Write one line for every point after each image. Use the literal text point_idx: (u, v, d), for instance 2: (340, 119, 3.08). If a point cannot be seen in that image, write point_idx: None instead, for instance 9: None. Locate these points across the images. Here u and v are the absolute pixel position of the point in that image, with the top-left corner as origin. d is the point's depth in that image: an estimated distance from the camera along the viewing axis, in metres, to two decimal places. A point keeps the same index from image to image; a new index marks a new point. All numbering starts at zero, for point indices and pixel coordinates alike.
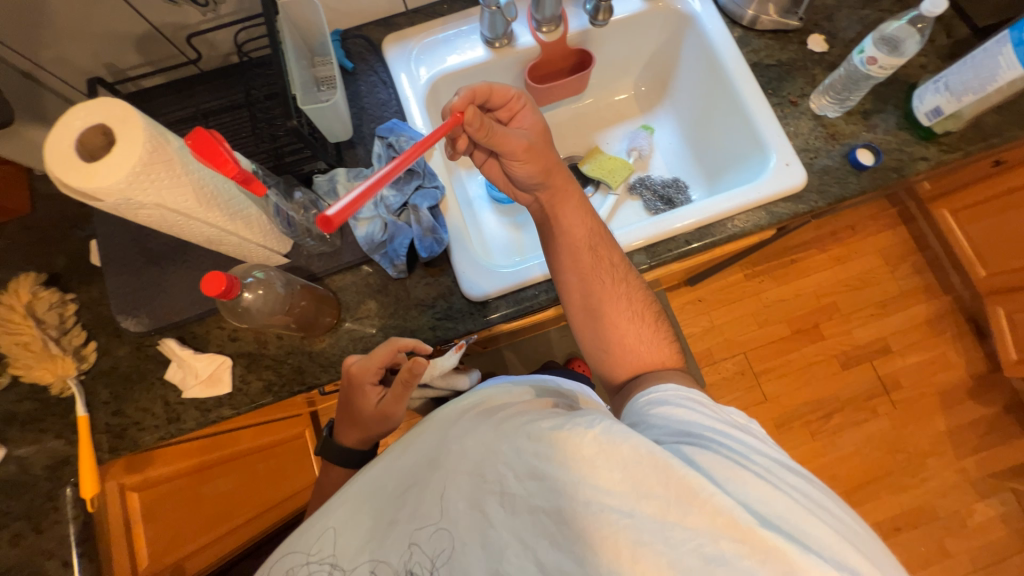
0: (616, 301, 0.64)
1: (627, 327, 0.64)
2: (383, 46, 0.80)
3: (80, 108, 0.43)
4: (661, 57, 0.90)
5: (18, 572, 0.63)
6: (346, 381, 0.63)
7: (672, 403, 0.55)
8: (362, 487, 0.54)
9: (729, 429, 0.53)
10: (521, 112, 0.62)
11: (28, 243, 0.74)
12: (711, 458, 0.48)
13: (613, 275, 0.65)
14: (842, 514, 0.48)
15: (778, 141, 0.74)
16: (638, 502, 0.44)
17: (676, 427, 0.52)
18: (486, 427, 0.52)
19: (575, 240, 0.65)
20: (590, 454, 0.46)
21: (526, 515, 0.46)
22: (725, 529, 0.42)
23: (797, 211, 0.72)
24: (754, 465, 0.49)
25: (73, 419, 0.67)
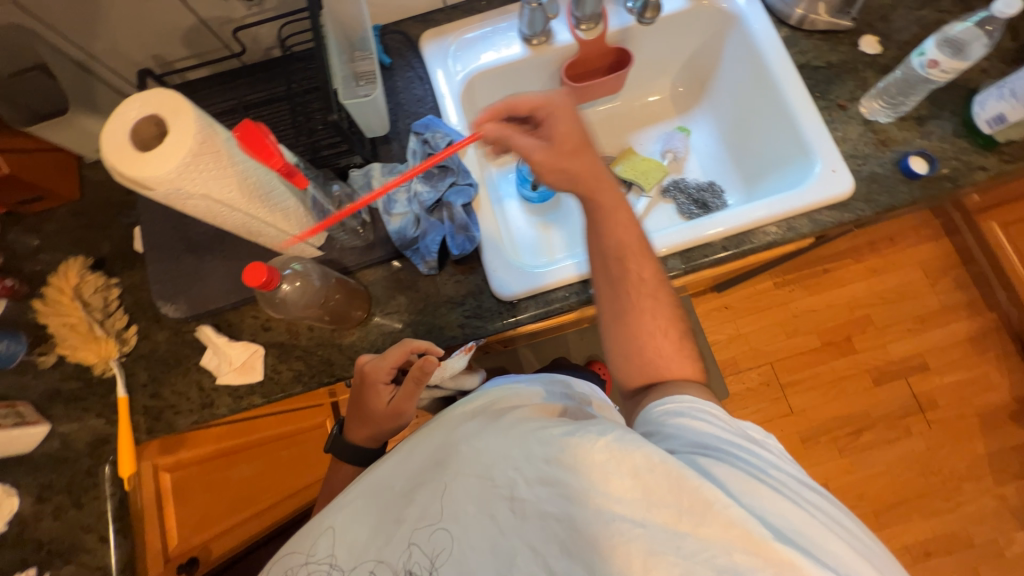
0: (651, 308, 0.58)
1: (659, 336, 0.58)
2: (420, 42, 0.80)
3: (135, 99, 0.45)
4: (701, 57, 0.88)
5: (58, 543, 0.66)
6: (358, 379, 0.64)
7: (689, 415, 0.52)
8: (365, 485, 0.53)
9: (747, 442, 0.50)
10: (550, 118, 0.60)
11: (77, 228, 0.77)
12: (729, 471, 0.46)
13: (646, 278, 0.59)
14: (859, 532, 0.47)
15: (828, 151, 0.71)
16: (648, 511, 0.43)
17: (691, 438, 0.50)
18: (494, 430, 0.50)
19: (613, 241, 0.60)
20: (601, 462, 0.44)
21: (534, 519, 0.45)
22: (740, 544, 0.41)
23: (843, 220, 0.69)
24: (770, 478, 0.47)
25: (113, 399, 0.70)
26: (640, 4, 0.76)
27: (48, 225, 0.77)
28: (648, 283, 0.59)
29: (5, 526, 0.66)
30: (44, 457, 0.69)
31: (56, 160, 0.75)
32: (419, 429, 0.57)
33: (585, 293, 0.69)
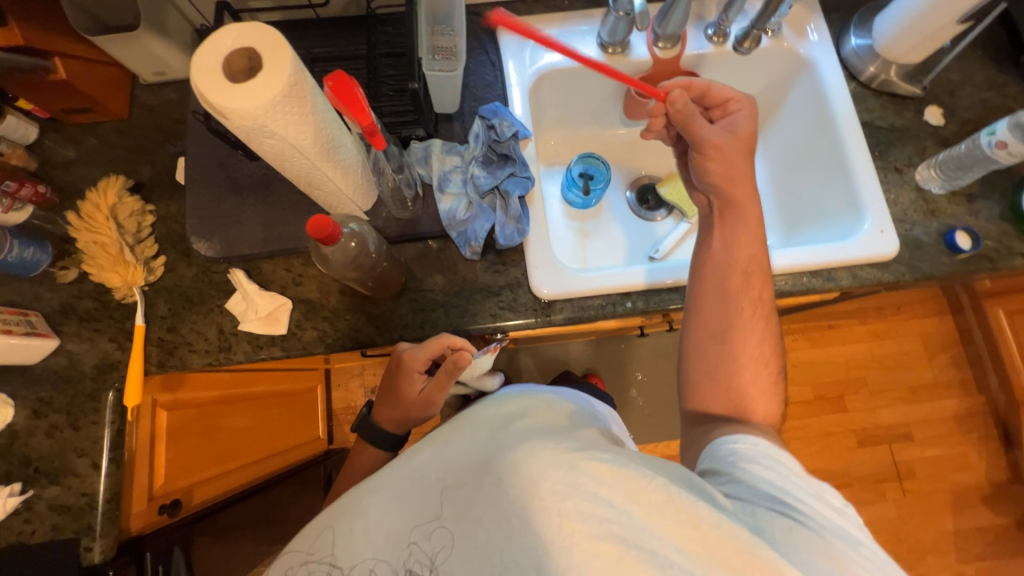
0: (764, 334, 0.60)
1: (761, 368, 0.59)
2: (498, 28, 0.80)
3: (233, 28, 0.44)
4: (764, 97, 0.89)
5: (47, 463, 0.64)
6: (394, 364, 0.64)
7: (743, 464, 0.51)
8: (396, 477, 0.53)
9: (809, 495, 0.48)
10: (735, 113, 0.64)
11: (120, 148, 0.75)
12: (788, 526, 0.45)
13: (758, 302, 0.60)
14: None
15: (881, 219, 0.71)
16: (704, 557, 0.42)
17: (749, 492, 0.49)
18: (548, 442, 0.47)
19: (737, 260, 0.61)
20: (660, 502, 0.44)
21: (585, 552, 0.42)
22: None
23: (883, 279, 0.70)
24: (834, 539, 0.45)
25: (129, 326, 0.68)
26: (741, 34, 0.78)
27: (89, 140, 0.75)
28: (766, 316, 0.60)
29: None
30: (48, 372, 0.67)
31: (113, 76, 0.73)
32: (449, 427, 0.59)
33: (622, 306, 0.69)
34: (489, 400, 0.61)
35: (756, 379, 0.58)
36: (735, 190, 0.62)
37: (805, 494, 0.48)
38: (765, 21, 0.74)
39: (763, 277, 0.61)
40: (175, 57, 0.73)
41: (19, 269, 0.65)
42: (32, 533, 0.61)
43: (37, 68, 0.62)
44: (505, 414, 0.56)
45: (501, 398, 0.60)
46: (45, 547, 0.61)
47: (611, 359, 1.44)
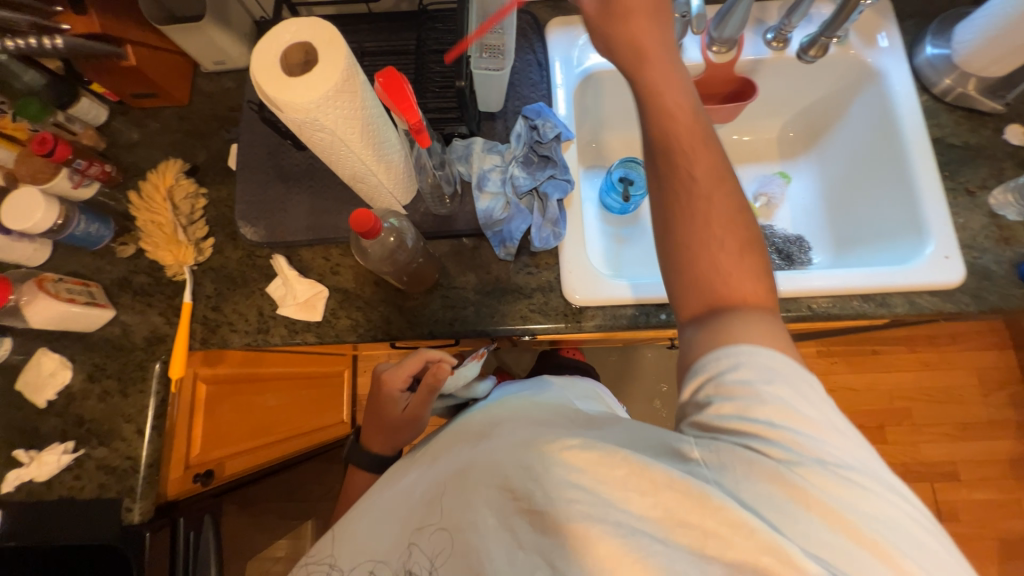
0: (720, 200, 0.46)
1: (725, 243, 0.45)
2: (547, 27, 0.79)
3: (291, 23, 0.45)
4: (822, 106, 0.84)
5: (98, 424, 0.68)
6: (375, 386, 0.66)
7: (707, 389, 0.41)
8: (386, 494, 0.53)
9: (782, 420, 0.38)
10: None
11: (179, 133, 0.79)
12: (753, 463, 0.37)
13: (707, 167, 0.47)
14: (934, 537, 0.36)
15: (943, 234, 0.67)
16: (669, 530, 0.37)
17: (719, 427, 0.39)
18: (514, 439, 0.46)
19: (669, 124, 0.48)
20: (620, 475, 0.39)
21: (552, 539, 0.39)
22: (771, 570, 0.33)
23: (945, 308, 0.65)
24: (822, 470, 0.36)
25: (177, 303, 0.72)
26: (808, 42, 0.74)
27: (152, 123, 0.80)
28: (719, 182, 0.47)
29: (54, 395, 0.69)
30: (103, 340, 0.71)
31: (177, 63, 0.77)
32: (441, 440, 0.56)
33: (656, 318, 0.67)
34: (486, 406, 0.59)
35: (723, 260, 0.44)
36: (636, 57, 0.50)
37: (785, 413, 0.38)
38: (835, 29, 0.69)
39: (704, 136, 0.48)
40: (235, 46, 0.76)
41: (84, 242, 0.70)
42: (81, 489, 0.66)
43: (110, 54, 0.66)
44: (494, 418, 0.54)
45: (495, 402, 0.59)
46: (91, 502, 0.65)
47: (637, 368, 1.41)
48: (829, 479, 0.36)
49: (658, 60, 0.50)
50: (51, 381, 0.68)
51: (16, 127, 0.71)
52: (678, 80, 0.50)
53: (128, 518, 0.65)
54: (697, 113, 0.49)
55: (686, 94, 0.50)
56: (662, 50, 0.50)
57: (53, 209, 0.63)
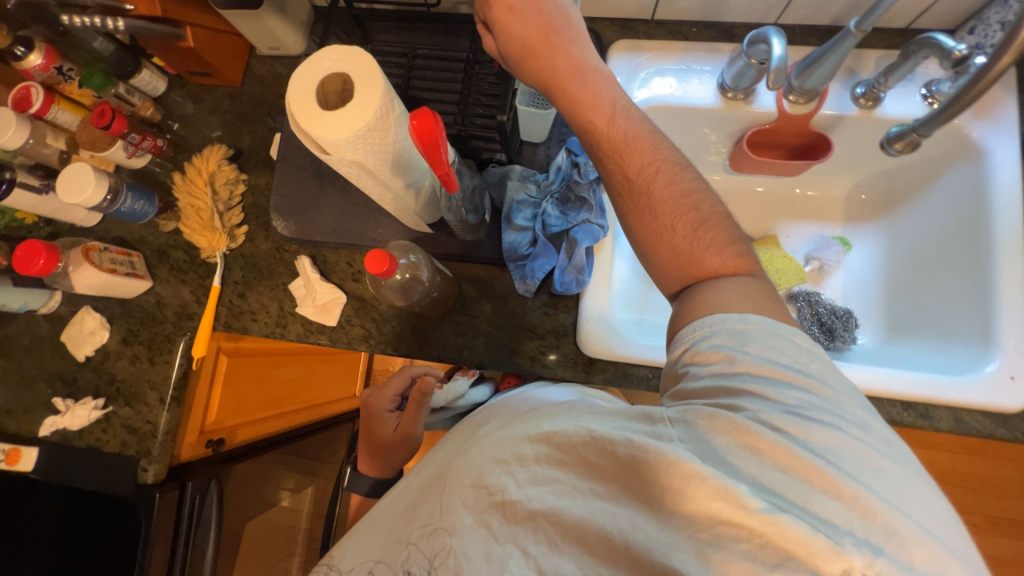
0: (665, 184, 0.48)
1: (676, 221, 0.47)
2: (610, 49, 0.73)
3: (333, 51, 0.44)
4: (904, 174, 0.75)
5: (126, 386, 0.74)
6: (368, 413, 0.76)
7: (685, 361, 0.43)
8: (376, 513, 0.54)
9: (750, 376, 0.39)
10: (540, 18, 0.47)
11: (229, 114, 0.80)
12: (717, 417, 0.37)
13: (643, 164, 0.48)
14: (911, 484, 0.34)
15: (1012, 296, 0.61)
16: (630, 494, 0.37)
17: (693, 390, 0.41)
18: (489, 438, 0.47)
19: (603, 139, 0.49)
20: (584, 449, 0.40)
21: (525, 523, 0.39)
22: (725, 517, 0.32)
23: (997, 433, 0.59)
24: (782, 415, 0.36)
25: (208, 284, 0.75)
26: (895, 133, 0.64)
27: (206, 100, 0.81)
28: (655, 172, 0.48)
29: (92, 352, 0.74)
30: (139, 308, 0.76)
31: (234, 45, 0.77)
32: (438, 445, 0.58)
33: None
34: (491, 407, 0.59)
35: (679, 237, 0.47)
36: (561, 95, 0.49)
37: (755, 370, 0.39)
38: (931, 128, 0.58)
39: (633, 128, 0.49)
40: (291, 34, 0.75)
41: (129, 216, 0.73)
42: (105, 442, 0.72)
43: (169, 35, 0.67)
44: (479, 423, 0.55)
45: (494, 403, 0.62)
46: (111, 456, 0.71)
47: None
48: (788, 421, 0.36)
49: (578, 90, 0.49)
50: (91, 339, 0.74)
51: (81, 93, 0.75)
52: (607, 90, 0.50)
53: (143, 478, 0.70)
54: (624, 120, 0.49)
55: (608, 102, 0.49)
56: (578, 79, 0.48)
57: (102, 186, 0.67)
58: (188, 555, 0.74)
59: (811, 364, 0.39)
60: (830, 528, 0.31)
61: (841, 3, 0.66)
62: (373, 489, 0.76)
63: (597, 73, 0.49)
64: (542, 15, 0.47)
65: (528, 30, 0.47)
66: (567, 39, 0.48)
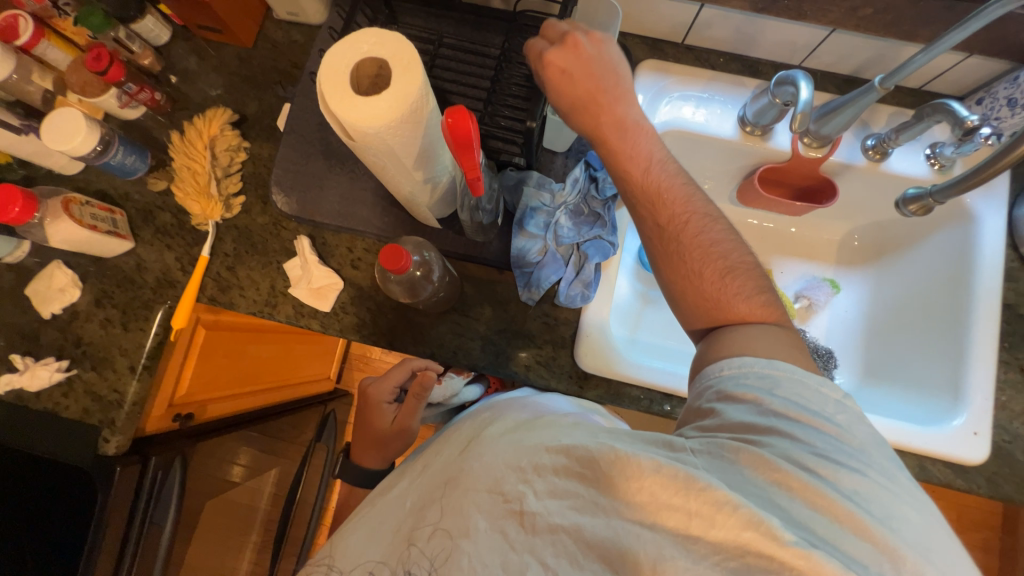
0: (695, 234, 0.49)
1: (704, 268, 0.48)
2: (638, 67, 0.73)
3: (373, 34, 0.43)
4: (894, 227, 0.79)
5: (94, 349, 0.69)
6: (364, 402, 0.74)
7: (711, 397, 0.44)
8: (377, 509, 0.54)
9: (779, 414, 0.41)
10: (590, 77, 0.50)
11: (236, 75, 0.76)
12: (749, 454, 0.38)
13: (675, 213, 0.49)
14: (930, 528, 0.36)
15: (983, 350, 0.65)
16: (655, 515, 0.37)
17: (716, 421, 0.42)
18: (500, 444, 0.47)
19: (637, 188, 0.50)
20: (608, 468, 0.39)
21: (545, 535, 0.39)
22: (755, 545, 0.34)
23: (955, 483, 0.63)
24: (810, 455, 0.38)
25: (195, 253, 0.71)
26: (912, 195, 0.69)
27: (212, 57, 0.77)
28: (687, 221, 0.49)
29: (59, 310, 0.70)
30: (117, 269, 0.71)
31: (250, 4, 0.73)
32: (437, 445, 0.58)
33: (656, 406, 0.66)
34: (493, 408, 0.59)
35: (705, 282, 0.48)
36: (603, 149, 0.51)
37: (782, 410, 0.41)
38: (945, 197, 0.64)
39: (667, 180, 0.50)
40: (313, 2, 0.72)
41: (117, 171, 0.68)
42: (66, 408, 0.67)
43: None
44: (482, 424, 0.55)
45: (489, 405, 0.61)
46: (71, 423, 0.67)
47: None
48: (815, 461, 0.38)
49: (621, 147, 0.51)
50: (59, 296, 0.69)
51: (75, 31, 0.70)
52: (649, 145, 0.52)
53: (104, 449, 0.66)
54: (661, 172, 0.51)
55: (645, 156, 0.51)
56: (621, 136, 0.51)
57: (93, 135, 0.62)
58: (144, 531, 0.70)
59: (835, 410, 0.41)
60: (859, 566, 0.34)
61: (864, 56, 0.68)
62: (348, 481, 0.74)
63: (641, 130, 0.52)
64: (591, 76, 0.50)
65: (579, 89, 0.50)
66: (613, 97, 0.51)
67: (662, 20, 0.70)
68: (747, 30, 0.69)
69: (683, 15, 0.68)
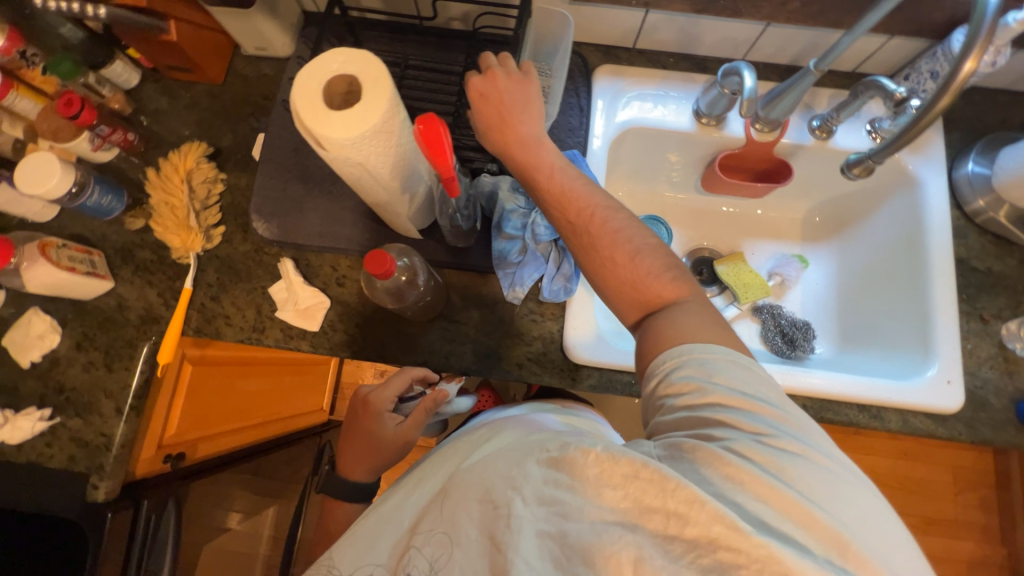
0: (630, 249, 0.50)
1: (615, 253, 0.50)
2: (596, 72, 0.78)
3: (341, 53, 0.45)
4: (849, 201, 0.84)
5: (78, 395, 0.68)
6: (362, 409, 0.68)
7: (662, 393, 0.43)
8: (369, 522, 0.51)
9: (733, 408, 0.40)
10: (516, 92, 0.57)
11: (208, 111, 0.78)
12: (711, 454, 0.37)
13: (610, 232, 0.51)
14: (864, 504, 0.36)
15: (943, 335, 0.68)
16: (636, 518, 0.36)
17: (672, 425, 0.41)
18: (496, 454, 0.44)
19: (573, 215, 0.52)
20: (592, 474, 0.38)
21: (530, 538, 0.38)
22: (722, 539, 0.34)
23: (937, 432, 0.65)
24: (758, 447, 0.37)
25: (177, 286, 0.71)
26: (853, 158, 0.66)
27: (182, 96, 0.78)
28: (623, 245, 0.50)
29: (38, 358, 0.68)
30: (97, 310, 0.70)
31: (218, 43, 0.76)
32: (431, 460, 0.54)
33: None
34: (496, 420, 0.56)
35: (619, 267, 0.50)
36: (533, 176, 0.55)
37: (730, 400, 0.40)
38: (883, 157, 0.61)
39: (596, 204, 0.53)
40: (279, 37, 0.75)
41: (94, 212, 0.69)
42: (50, 457, 0.66)
43: (152, 27, 0.65)
44: (477, 437, 0.52)
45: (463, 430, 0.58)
46: (57, 472, 0.65)
47: None
48: (763, 452, 0.37)
49: (542, 170, 0.55)
50: (39, 343, 0.68)
51: (44, 80, 0.71)
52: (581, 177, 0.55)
53: (93, 496, 0.63)
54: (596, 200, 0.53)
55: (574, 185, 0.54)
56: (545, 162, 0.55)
57: (68, 176, 0.63)
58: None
59: (770, 392, 0.41)
60: (808, 552, 0.34)
61: (799, 46, 0.74)
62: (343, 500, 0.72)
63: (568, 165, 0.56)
64: (524, 113, 0.57)
65: (495, 111, 0.56)
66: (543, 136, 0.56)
67: (612, 28, 0.75)
68: (690, 30, 0.74)
69: (631, 21, 0.73)
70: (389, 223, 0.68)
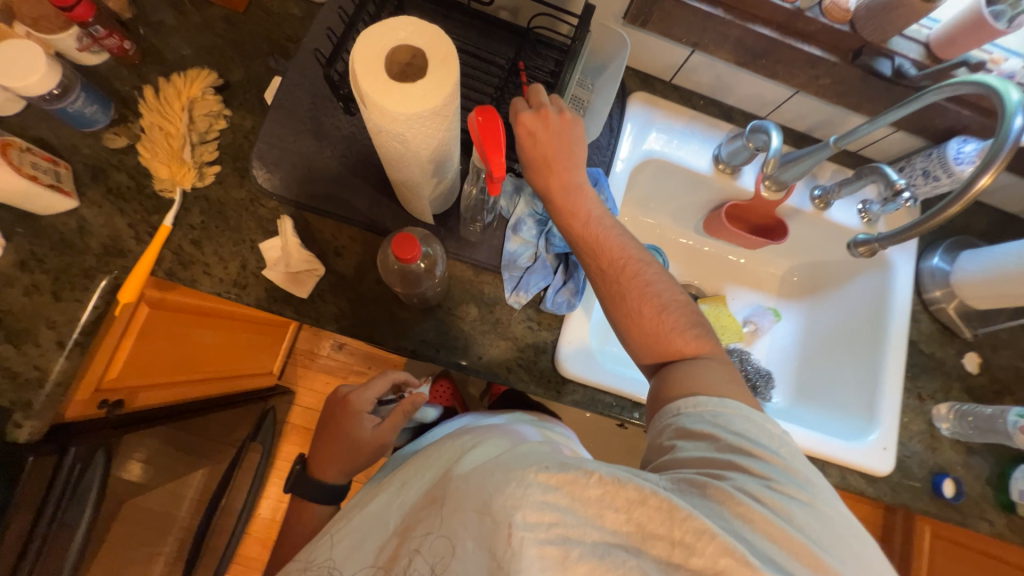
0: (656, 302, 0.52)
1: (642, 306, 0.52)
2: (631, 97, 0.79)
3: (413, 23, 0.43)
4: (826, 268, 0.91)
5: (12, 319, 0.60)
6: (342, 409, 0.66)
7: (671, 435, 0.46)
8: (359, 524, 0.51)
9: (742, 452, 0.42)
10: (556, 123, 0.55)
11: (220, 39, 0.71)
12: (722, 493, 0.39)
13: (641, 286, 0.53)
14: (862, 549, 0.39)
15: (891, 402, 0.76)
16: (640, 543, 0.38)
17: (682, 460, 0.43)
18: (493, 464, 0.44)
19: (607, 259, 0.54)
20: (597, 494, 0.39)
21: (531, 554, 0.36)
22: (728, 571, 0.35)
23: (866, 491, 0.72)
24: (766, 490, 0.39)
25: (153, 221, 0.64)
26: (863, 240, 0.77)
27: (194, 15, 0.71)
28: (651, 297, 0.52)
29: None
30: (53, 229, 0.62)
31: None
32: (410, 463, 0.54)
33: (628, 414, 0.69)
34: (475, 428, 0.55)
35: (645, 320, 0.52)
36: (569, 214, 0.56)
37: (740, 445, 0.43)
38: (887, 244, 0.72)
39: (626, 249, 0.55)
40: None
41: (72, 120, 0.61)
42: None
43: None
44: (460, 444, 0.51)
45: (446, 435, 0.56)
46: None
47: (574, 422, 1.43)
48: (770, 495, 0.39)
49: (580, 204, 0.56)
50: None
51: None
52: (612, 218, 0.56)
53: (13, 436, 0.57)
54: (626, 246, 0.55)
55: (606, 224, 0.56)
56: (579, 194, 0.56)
57: (52, 76, 0.55)
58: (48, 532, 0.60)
59: (776, 442, 0.43)
60: None
61: (817, 118, 0.79)
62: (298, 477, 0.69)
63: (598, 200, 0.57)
64: (564, 144, 0.56)
65: (539, 151, 0.56)
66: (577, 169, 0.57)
67: (656, 58, 0.77)
68: (726, 79, 0.77)
69: (675, 56, 0.75)
70: (402, 201, 0.65)
